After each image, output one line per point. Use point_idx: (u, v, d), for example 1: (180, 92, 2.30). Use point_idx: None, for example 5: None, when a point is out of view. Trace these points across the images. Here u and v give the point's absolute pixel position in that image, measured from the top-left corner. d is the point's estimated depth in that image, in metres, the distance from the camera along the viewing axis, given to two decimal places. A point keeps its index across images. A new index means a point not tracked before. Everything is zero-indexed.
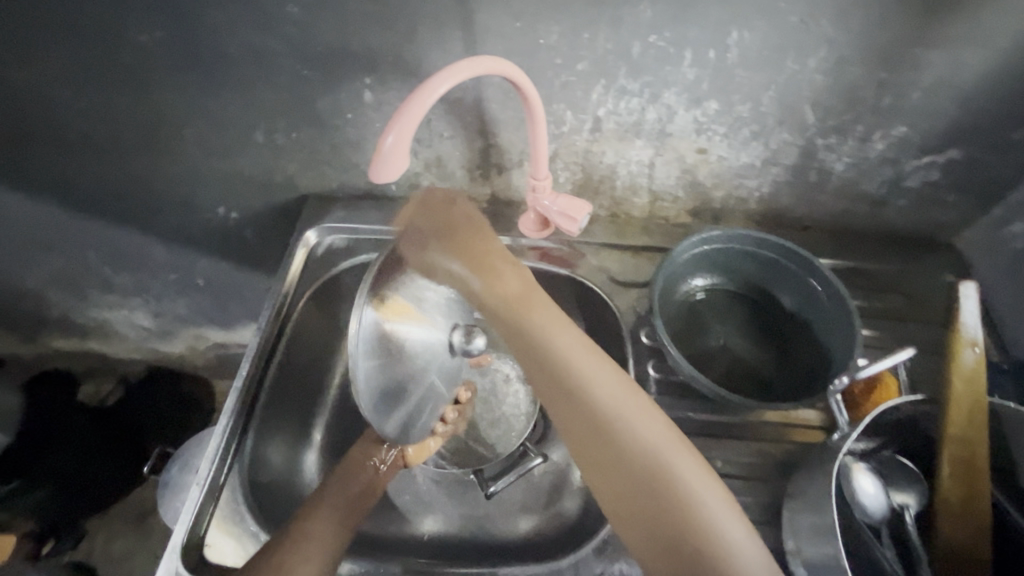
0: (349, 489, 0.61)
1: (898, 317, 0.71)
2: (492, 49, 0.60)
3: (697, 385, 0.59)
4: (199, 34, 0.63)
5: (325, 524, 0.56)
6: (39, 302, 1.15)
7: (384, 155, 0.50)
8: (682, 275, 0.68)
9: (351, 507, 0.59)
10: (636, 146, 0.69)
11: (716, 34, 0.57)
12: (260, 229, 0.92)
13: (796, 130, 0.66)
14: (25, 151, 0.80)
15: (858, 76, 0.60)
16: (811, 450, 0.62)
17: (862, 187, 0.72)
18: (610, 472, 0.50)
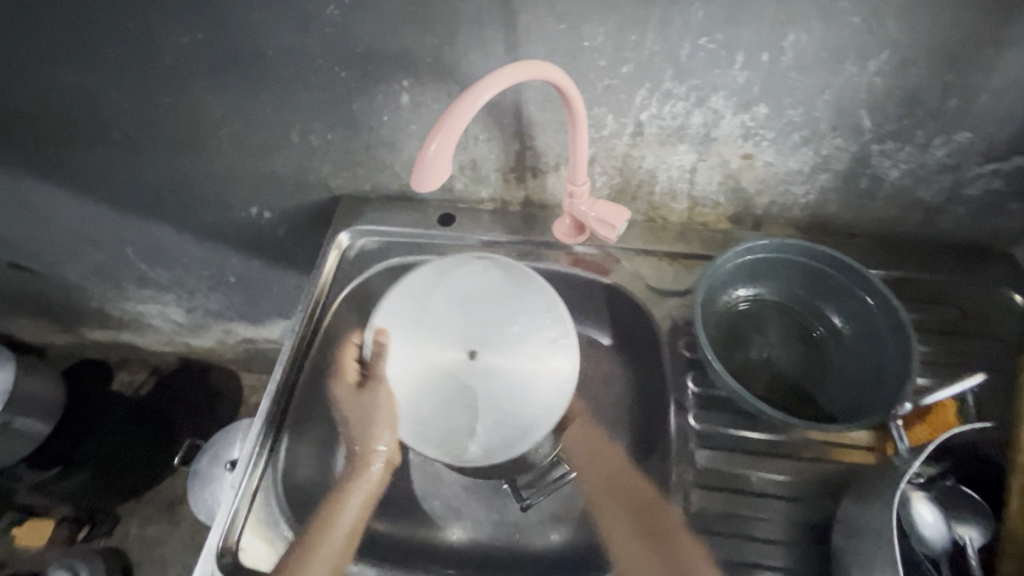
0: (340, 522, 0.58)
1: (953, 332, 0.67)
2: (534, 51, 0.59)
3: (742, 401, 0.57)
4: (240, 36, 0.62)
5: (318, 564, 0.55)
6: (78, 295, 1.18)
7: (426, 162, 0.49)
8: (725, 284, 0.66)
9: (343, 543, 0.58)
10: (678, 151, 0.67)
11: (770, 36, 0.54)
12: (292, 228, 0.92)
13: (849, 135, 0.63)
14: (69, 149, 0.81)
15: (921, 79, 0.57)
16: (859, 472, 0.59)
17: (917, 195, 0.68)
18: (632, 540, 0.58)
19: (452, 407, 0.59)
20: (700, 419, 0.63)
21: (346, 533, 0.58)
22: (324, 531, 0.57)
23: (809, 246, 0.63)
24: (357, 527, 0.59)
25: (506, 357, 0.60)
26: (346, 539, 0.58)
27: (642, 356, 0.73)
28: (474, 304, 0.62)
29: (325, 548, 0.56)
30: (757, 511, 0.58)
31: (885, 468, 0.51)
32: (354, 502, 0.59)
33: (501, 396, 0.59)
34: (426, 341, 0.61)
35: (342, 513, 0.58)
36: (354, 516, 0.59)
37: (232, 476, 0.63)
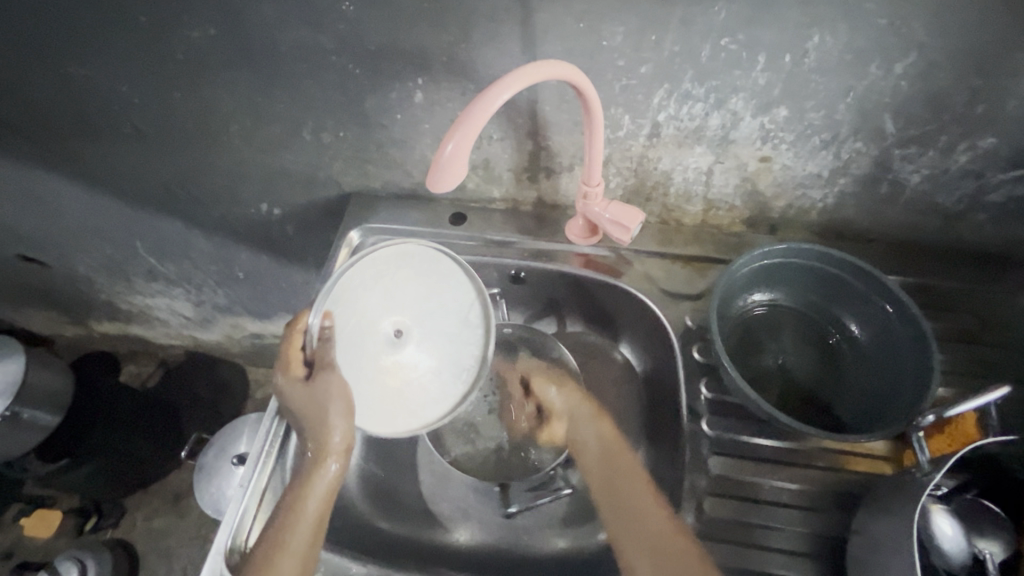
0: (304, 517, 0.55)
1: (971, 341, 0.66)
2: (552, 50, 0.58)
3: (759, 410, 0.56)
4: (253, 31, 0.62)
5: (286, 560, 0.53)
6: (88, 288, 1.18)
7: (442, 164, 0.48)
8: (741, 289, 0.65)
9: (311, 535, 0.55)
10: (695, 153, 0.66)
11: (794, 37, 0.53)
12: (301, 225, 0.92)
13: (871, 139, 0.62)
14: (80, 143, 0.81)
15: (947, 83, 0.55)
16: (875, 483, 0.58)
17: (937, 201, 0.67)
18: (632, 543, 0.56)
19: (382, 387, 0.59)
20: (712, 424, 0.62)
21: (313, 526, 0.55)
22: (289, 529, 0.54)
23: (827, 252, 0.62)
24: (322, 520, 0.56)
25: (432, 335, 0.61)
26: (312, 535, 0.55)
27: (654, 359, 0.72)
28: (406, 286, 0.62)
29: (291, 544, 0.54)
30: (769, 520, 0.58)
31: (904, 480, 0.50)
32: (314, 497, 0.57)
33: (426, 372, 0.60)
34: (356, 326, 0.60)
35: (304, 508, 0.56)
36: (316, 509, 0.56)
37: (241, 474, 0.63)
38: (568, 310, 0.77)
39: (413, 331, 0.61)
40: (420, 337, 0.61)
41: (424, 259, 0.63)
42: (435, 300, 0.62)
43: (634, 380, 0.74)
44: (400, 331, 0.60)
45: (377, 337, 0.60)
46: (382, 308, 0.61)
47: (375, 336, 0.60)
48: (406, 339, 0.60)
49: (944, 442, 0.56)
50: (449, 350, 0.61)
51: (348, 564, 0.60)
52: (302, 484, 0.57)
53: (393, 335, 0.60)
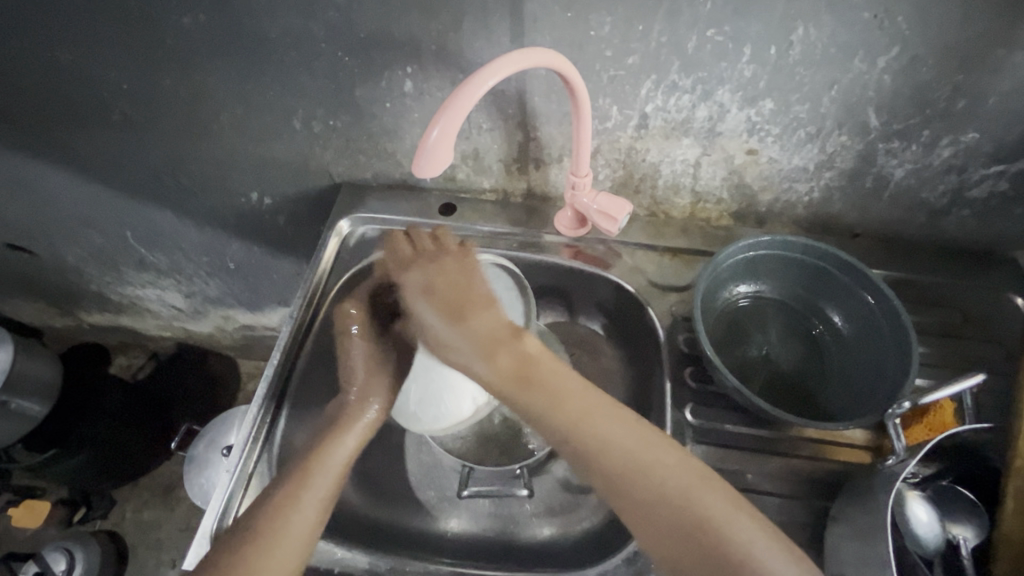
0: (335, 457, 0.58)
1: (952, 333, 0.67)
2: (540, 40, 0.58)
3: (741, 399, 0.57)
4: (241, 17, 0.62)
5: (316, 489, 0.55)
6: (77, 278, 1.18)
7: (428, 149, 0.49)
8: (726, 281, 0.66)
9: (339, 474, 0.58)
10: (682, 145, 0.67)
11: (779, 30, 0.54)
12: (292, 215, 0.92)
13: (855, 133, 0.62)
14: (69, 131, 0.81)
15: (929, 77, 0.56)
16: (854, 472, 0.59)
17: (921, 196, 0.68)
18: (647, 519, 0.47)
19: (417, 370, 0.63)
20: (696, 414, 0.63)
21: (340, 468, 0.58)
22: (319, 464, 0.57)
23: (810, 244, 0.63)
24: (349, 465, 0.59)
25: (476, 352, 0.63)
26: (339, 475, 0.57)
27: (642, 350, 0.72)
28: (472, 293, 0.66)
29: (322, 479, 0.56)
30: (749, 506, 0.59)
31: (880, 467, 0.51)
32: (348, 442, 0.60)
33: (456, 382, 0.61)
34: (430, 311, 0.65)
35: (337, 449, 0.59)
36: (348, 453, 0.59)
37: (228, 459, 0.63)
38: (557, 301, 0.78)
39: None
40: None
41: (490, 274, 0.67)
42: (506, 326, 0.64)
43: (621, 371, 0.75)
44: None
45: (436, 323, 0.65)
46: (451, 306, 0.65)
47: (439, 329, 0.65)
48: None
49: (924, 431, 0.56)
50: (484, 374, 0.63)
51: (334, 549, 0.61)
52: (341, 428, 0.60)
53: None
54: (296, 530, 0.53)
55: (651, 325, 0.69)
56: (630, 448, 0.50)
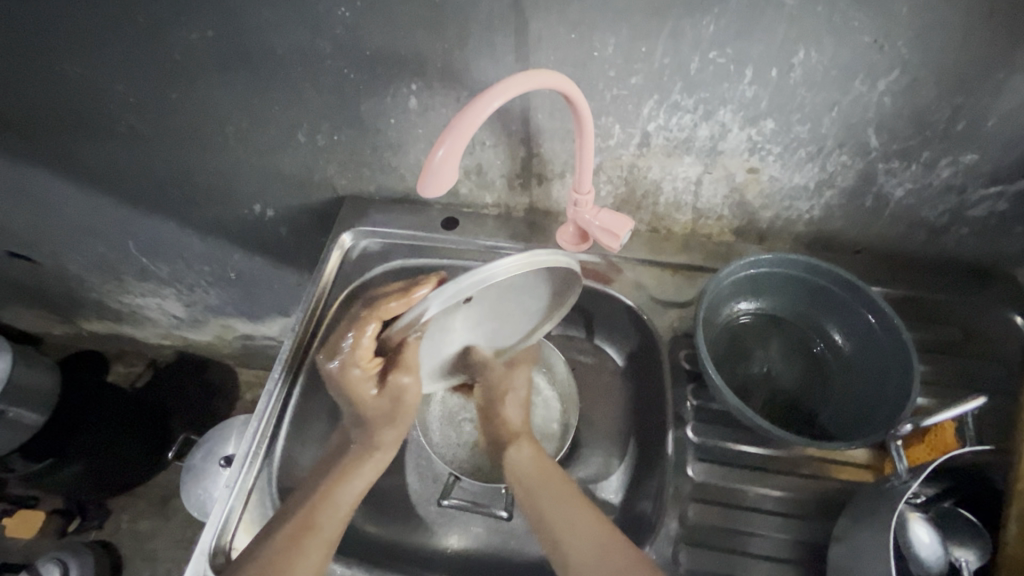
0: (342, 500, 0.59)
1: (952, 352, 0.67)
2: (545, 59, 0.59)
3: (741, 417, 0.57)
4: (248, 33, 0.62)
5: (322, 535, 0.56)
6: (78, 286, 1.17)
7: (433, 168, 0.49)
8: (729, 298, 0.66)
9: (345, 516, 0.59)
10: (684, 163, 0.67)
11: (781, 52, 0.55)
12: (295, 227, 0.92)
13: (856, 153, 0.63)
14: (75, 141, 0.81)
15: (929, 99, 0.57)
16: (858, 491, 0.59)
17: (921, 214, 0.69)
18: None
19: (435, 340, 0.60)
20: (697, 431, 0.63)
21: (346, 510, 0.59)
22: (322, 512, 0.57)
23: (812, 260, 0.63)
24: (356, 504, 0.60)
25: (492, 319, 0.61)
26: (346, 516, 0.59)
27: (644, 365, 0.73)
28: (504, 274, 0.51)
29: (327, 523, 0.57)
30: (750, 526, 0.58)
31: (882, 489, 0.51)
32: (353, 486, 0.60)
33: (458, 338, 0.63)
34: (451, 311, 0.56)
35: (343, 493, 0.59)
36: (355, 494, 0.60)
37: (228, 474, 0.63)
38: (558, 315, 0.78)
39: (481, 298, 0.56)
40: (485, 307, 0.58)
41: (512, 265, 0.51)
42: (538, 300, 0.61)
43: (622, 386, 0.75)
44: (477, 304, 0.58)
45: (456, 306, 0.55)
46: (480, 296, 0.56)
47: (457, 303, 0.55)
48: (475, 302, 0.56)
49: (925, 452, 0.56)
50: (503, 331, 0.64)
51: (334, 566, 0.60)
52: (343, 470, 0.61)
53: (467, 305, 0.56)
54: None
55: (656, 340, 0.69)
56: (589, 518, 0.56)
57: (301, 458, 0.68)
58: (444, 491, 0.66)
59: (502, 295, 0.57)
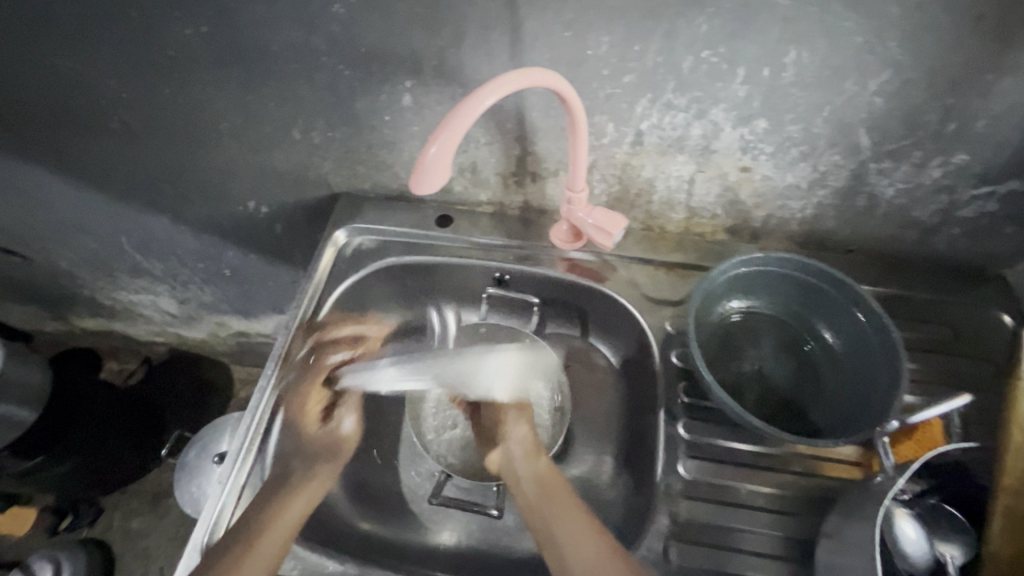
0: (282, 521, 0.57)
1: (943, 350, 0.68)
2: (539, 57, 0.59)
3: (732, 415, 0.57)
4: (242, 29, 0.62)
5: (262, 559, 0.54)
6: (71, 282, 1.17)
7: (426, 165, 0.49)
8: (720, 297, 0.66)
9: (286, 539, 0.56)
10: (678, 161, 0.67)
11: (774, 52, 0.55)
12: (290, 224, 0.92)
13: (848, 153, 0.63)
14: (67, 137, 0.81)
15: (920, 100, 0.57)
16: (847, 488, 0.59)
17: (912, 214, 0.69)
18: None
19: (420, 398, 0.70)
20: (690, 429, 0.63)
21: (287, 531, 0.57)
22: (263, 535, 0.55)
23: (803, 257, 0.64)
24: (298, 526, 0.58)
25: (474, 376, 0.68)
26: (286, 539, 0.56)
27: (637, 363, 0.73)
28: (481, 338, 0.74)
29: (266, 547, 0.54)
30: (741, 522, 0.59)
31: (871, 485, 0.51)
32: (295, 505, 0.59)
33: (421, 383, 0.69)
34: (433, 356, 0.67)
35: (284, 514, 0.57)
36: (296, 515, 0.58)
37: (219, 471, 0.63)
38: (552, 313, 0.78)
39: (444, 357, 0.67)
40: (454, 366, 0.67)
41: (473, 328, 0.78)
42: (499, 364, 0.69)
43: (616, 384, 0.75)
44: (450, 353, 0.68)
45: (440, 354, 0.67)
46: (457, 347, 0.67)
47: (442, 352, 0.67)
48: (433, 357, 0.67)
49: (913, 449, 0.56)
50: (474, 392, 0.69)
51: (325, 563, 0.60)
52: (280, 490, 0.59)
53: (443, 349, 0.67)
54: None
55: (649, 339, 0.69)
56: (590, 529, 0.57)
57: None
58: (433, 493, 0.68)
59: (466, 355, 0.67)
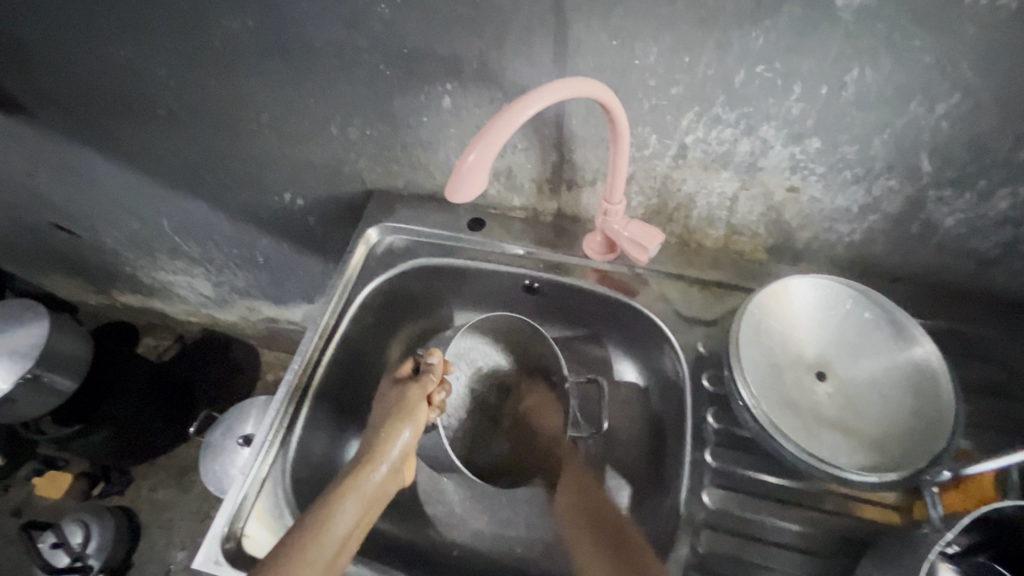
0: (335, 528, 0.53)
1: (998, 393, 0.63)
2: (584, 65, 0.57)
3: (779, 444, 0.55)
4: (289, 26, 0.62)
5: (306, 573, 0.49)
6: (115, 260, 1.22)
7: (464, 172, 0.49)
8: (877, 417, 0.58)
9: (335, 553, 0.52)
10: (721, 177, 0.65)
11: (833, 70, 0.52)
12: (323, 217, 0.93)
13: (905, 178, 0.60)
14: (117, 122, 0.84)
15: (992, 126, 0.53)
16: (883, 532, 0.56)
17: (970, 245, 0.65)
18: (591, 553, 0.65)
19: (810, 402, 0.59)
20: (716, 455, 0.61)
21: (336, 546, 0.52)
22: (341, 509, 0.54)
23: (893, 321, 0.61)
24: (347, 542, 0.53)
25: (744, 385, 0.57)
26: (339, 547, 0.52)
27: (664, 381, 0.71)
28: (848, 362, 0.61)
29: (318, 555, 0.50)
30: (761, 559, 0.57)
31: (911, 537, 0.49)
32: (348, 516, 0.54)
33: (854, 426, 0.58)
34: (740, 357, 0.58)
35: (345, 512, 0.54)
36: (349, 523, 0.54)
37: (242, 462, 0.64)
38: (577, 322, 0.77)
39: (832, 367, 0.61)
40: (840, 379, 0.60)
41: (786, 343, 0.61)
42: (864, 386, 0.60)
43: (641, 402, 0.74)
44: (889, 357, 0.60)
45: (840, 378, 0.61)
46: (781, 346, 0.61)
47: (797, 359, 0.61)
48: (828, 371, 0.61)
49: (959, 499, 0.54)
50: (862, 440, 0.57)
51: None
52: (345, 487, 0.56)
53: (826, 378, 0.61)
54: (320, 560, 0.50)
55: (780, 365, 0.60)
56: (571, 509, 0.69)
57: (313, 449, 0.68)
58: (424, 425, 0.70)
59: (762, 340, 0.60)
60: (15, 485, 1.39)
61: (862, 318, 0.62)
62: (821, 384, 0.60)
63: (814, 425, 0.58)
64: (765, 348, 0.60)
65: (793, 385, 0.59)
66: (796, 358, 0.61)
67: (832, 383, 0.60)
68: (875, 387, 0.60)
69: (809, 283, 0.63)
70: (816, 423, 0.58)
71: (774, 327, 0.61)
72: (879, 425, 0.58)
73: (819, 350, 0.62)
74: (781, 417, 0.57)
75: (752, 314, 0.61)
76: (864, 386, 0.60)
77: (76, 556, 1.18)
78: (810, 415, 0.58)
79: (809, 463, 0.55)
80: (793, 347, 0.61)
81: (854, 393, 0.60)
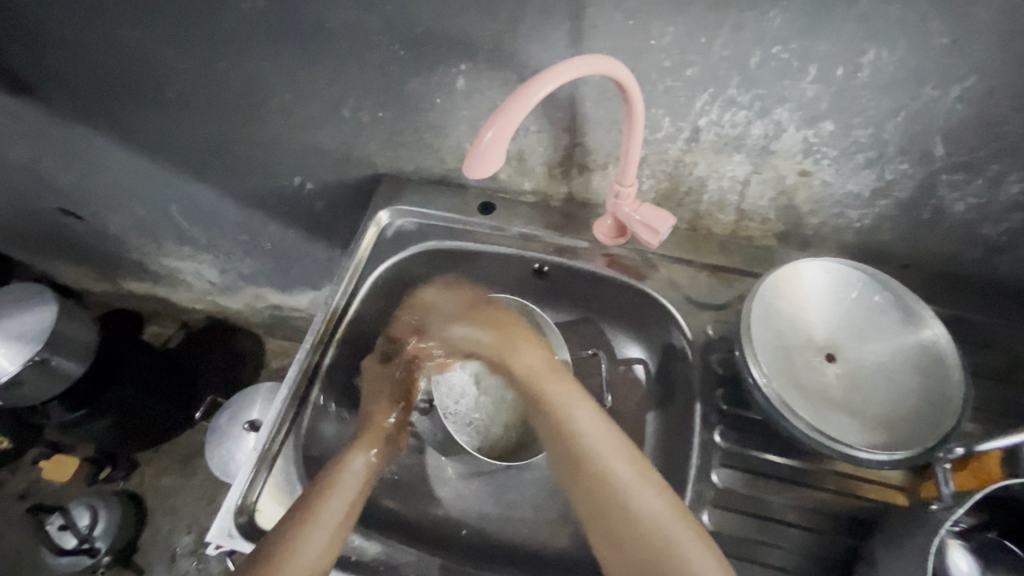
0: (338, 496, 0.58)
1: (1006, 377, 0.64)
2: (598, 46, 0.57)
3: (789, 424, 0.56)
4: (302, 5, 0.62)
5: (314, 535, 0.54)
6: (122, 245, 1.22)
7: (480, 150, 0.49)
8: (884, 399, 0.59)
9: (341, 516, 0.57)
10: (733, 161, 0.65)
11: (849, 51, 0.52)
12: (332, 203, 0.93)
13: (918, 162, 0.60)
14: (125, 104, 0.83)
15: (1006, 109, 0.53)
16: (887, 511, 0.57)
17: (980, 232, 0.65)
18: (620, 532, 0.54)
19: (819, 382, 0.59)
20: (725, 436, 0.62)
21: (331, 529, 0.55)
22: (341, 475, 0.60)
23: (904, 305, 0.61)
24: (343, 523, 0.56)
25: (755, 365, 0.57)
26: (344, 513, 0.57)
27: (673, 366, 0.71)
28: (857, 345, 0.62)
29: (325, 517, 0.56)
30: (769, 536, 0.57)
31: (919, 514, 0.49)
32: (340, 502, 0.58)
33: (862, 407, 0.59)
34: (751, 337, 0.58)
35: (346, 477, 0.60)
36: (351, 490, 0.59)
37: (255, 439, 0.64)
38: (588, 306, 0.77)
39: (841, 349, 0.62)
40: (849, 362, 0.61)
41: (796, 325, 0.62)
42: (873, 368, 0.61)
43: (649, 385, 0.74)
44: (898, 341, 0.61)
45: (849, 360, 0.61)
46: (790, 328, 0.61)
47: (806, 341, 0.61)
48: (837, 353, 0.61)
49: (969, 478, 0.54)
50: (871, 420, 0.58)
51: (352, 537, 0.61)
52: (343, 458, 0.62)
53: (835, 360, 0.61)
54: (325, 524, 0.55)
55: (789, 347, 0.61)
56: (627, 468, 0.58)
57: (323, 426, 0.69)
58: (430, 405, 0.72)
59: (773, 322, 0.61)
60: (21, 469, 1.40)
61: (871, 301, 0.62)
62: (830, 366, 0.61)
63: (824, 406, 0.58)
64: (776, 329, 0.60)
65: (803, 366, 0.60)
66: (806, 340, 0.61)
67: (840, 366, 0.61)
68: (884, 370, 0.60)
69: (819, 266, 0.63)
70: (825, 404, 0.58)
71: (784, 309, 0.62)
72: (888, 407, 0.58)
73: (828, 332, 0.62)
74: (791, 397, 0.57)
75: (763, 294, 0.61)
76: (873, 368, 0.61)
77: (83, 538, 1.19)
78: (819, 395, 0.59)
79: (818, 441, 0.55)
80: (803, 329, 0.62)
81: (864, 375, 0.60)
